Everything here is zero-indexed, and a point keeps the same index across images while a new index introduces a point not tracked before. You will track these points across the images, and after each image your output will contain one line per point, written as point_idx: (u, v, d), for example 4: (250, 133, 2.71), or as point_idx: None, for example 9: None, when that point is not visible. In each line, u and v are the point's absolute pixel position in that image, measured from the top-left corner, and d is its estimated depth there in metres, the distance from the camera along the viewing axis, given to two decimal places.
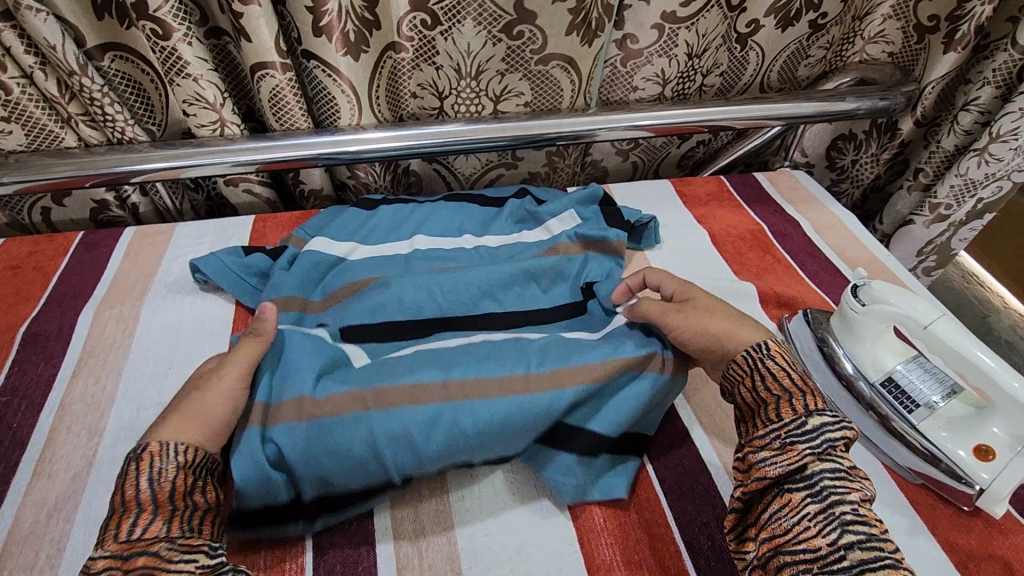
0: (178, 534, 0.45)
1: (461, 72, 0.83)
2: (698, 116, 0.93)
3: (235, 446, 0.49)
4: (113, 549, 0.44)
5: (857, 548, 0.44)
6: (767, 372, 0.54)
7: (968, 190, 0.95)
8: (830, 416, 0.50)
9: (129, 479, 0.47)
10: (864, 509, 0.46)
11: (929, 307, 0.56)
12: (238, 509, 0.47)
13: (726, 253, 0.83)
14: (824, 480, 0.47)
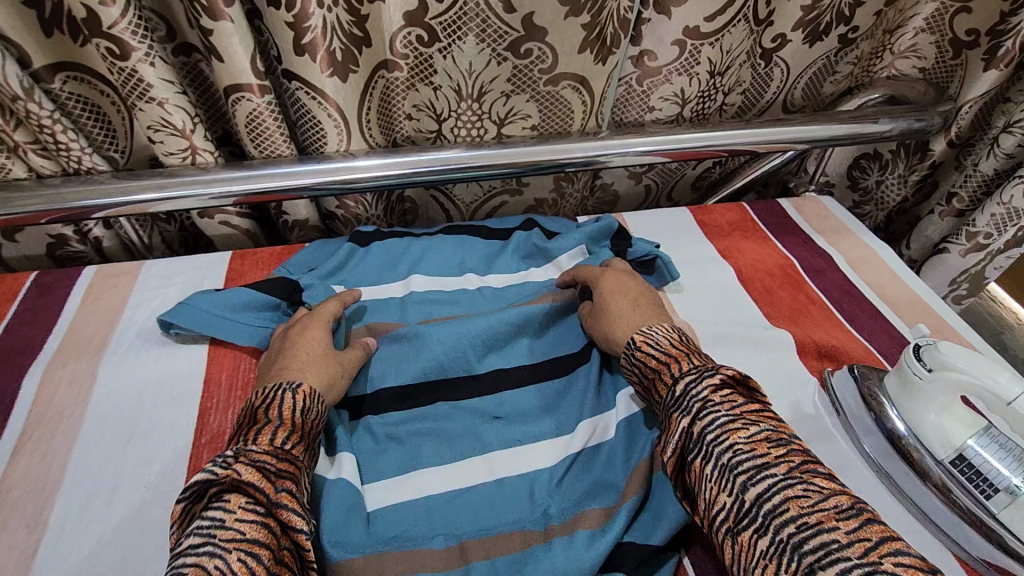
0: (247, 446, 0.46)
1: (461, 93, 0.75)
2: (720, 139, 0.85)
3: (307, 386, 0.53)
4: (265, 448, 0.46)
5: (750, 486, 0.44)
6: (636, 363, 0.56)
7: (1011, 219, 0.87)
8: (689, 377, 0.51)
9: (284, 401, 0.51)
10: (752, 444, 0.45)
11: (1010, 378, 0.48)
12: (304, 437, 0.50)
13: (755, 292, 0.75)
14: (707, 437, 0.47)
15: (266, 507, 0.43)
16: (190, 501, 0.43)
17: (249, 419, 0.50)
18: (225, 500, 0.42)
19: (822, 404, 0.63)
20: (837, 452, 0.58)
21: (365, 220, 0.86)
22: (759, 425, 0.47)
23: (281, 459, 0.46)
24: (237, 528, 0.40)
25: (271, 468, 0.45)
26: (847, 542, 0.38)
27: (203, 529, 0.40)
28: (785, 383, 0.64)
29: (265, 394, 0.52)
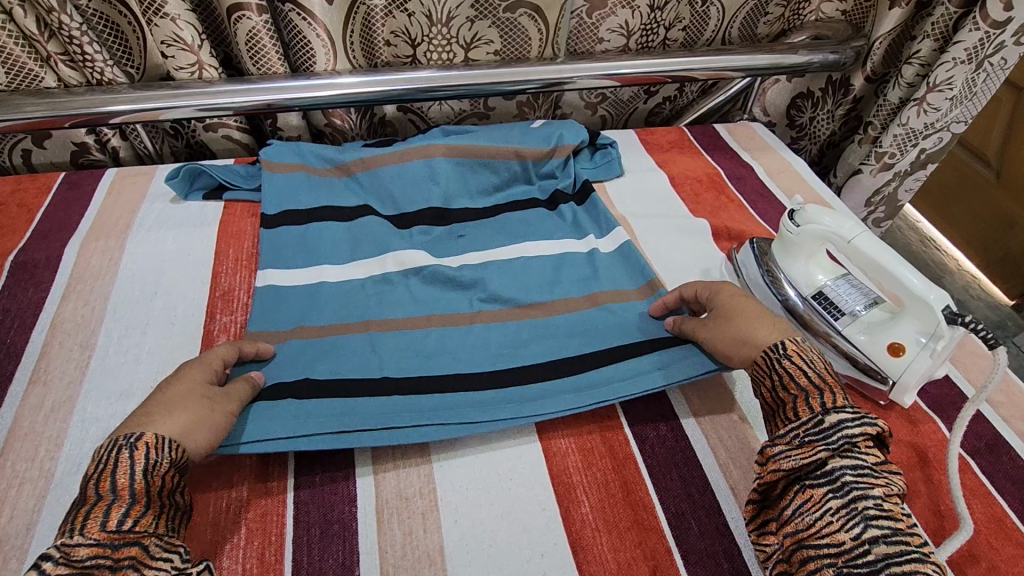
0: (74, 539, 0.41)
1: (432, 19, 0.87)
2: (660, 66, 0.98)
3: (152, 435, 0.46)
4: (95, 538, 0.41)
5: (881, 542, 0.43)
6: (782, 372, 0.53)
7: (910, 138, 1.01)
8: (846, 413, 0.50)
9: (119, 465, 0.45)
10: (888, 504, 0.46)
11: (854, 225, 0.62)
12: (151, 502, 0.44)
13: (683, 193, 0.88)
14: (847, 477, 0.47)
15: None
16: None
17: (84, 493, 0.44)
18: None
19: (728, 273, 0.76)
20: None
21: (350, 137, 0.98)
22: (893, 480, 0.48)
23: (114, 549, 0.41)
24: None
25: (103, 565, 0.41)
26: None
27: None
28: (698, 258, 0.78)
29: (99, 457, 0.45)
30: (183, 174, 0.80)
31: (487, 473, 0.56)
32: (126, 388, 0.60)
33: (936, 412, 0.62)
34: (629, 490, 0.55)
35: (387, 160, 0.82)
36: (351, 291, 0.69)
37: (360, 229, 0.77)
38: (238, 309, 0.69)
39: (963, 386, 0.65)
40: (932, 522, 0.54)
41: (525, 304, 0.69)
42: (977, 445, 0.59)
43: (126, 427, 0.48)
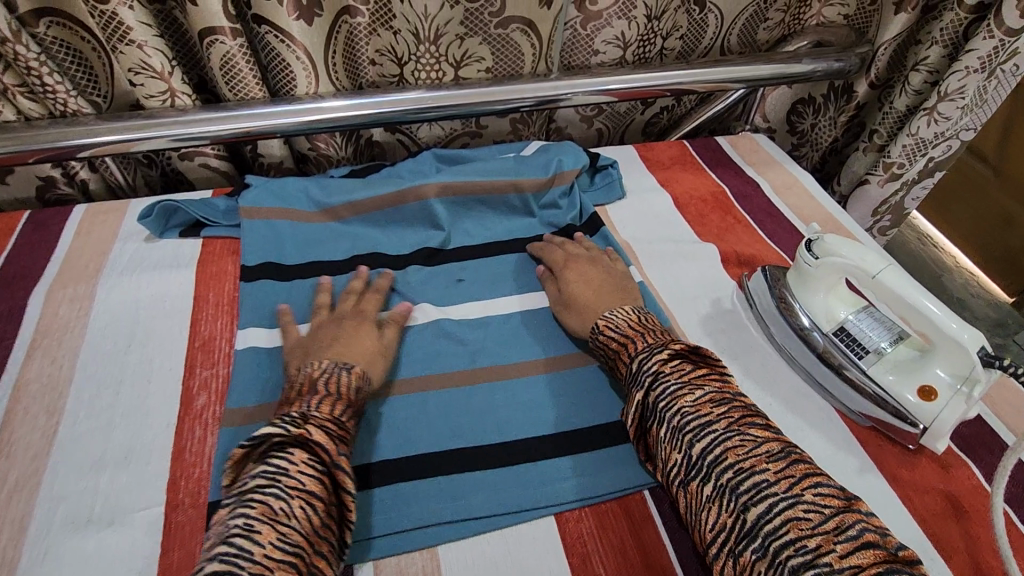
0: (309, 411, 0.51)
1: (419, 37, 0.81)
2: (658, 79, 0.93)
3: (360, 367, 0.58)
4: (324, 417, 0.52)
5: (699, 442, 0.50)
6: (601, 344, 0.62)
7: (919, 148, 0.97)
8: (643, 354, 0.57)
9: (342, 378, 0.56)
10: (695, 406, 0.52)
11: (877, 258, 0.58)
12: (354, 410, 0.55)
13: (688, 215, 0.84)
14: (659, 403, 0.53)
15: (327, 465, 0.48)
16: (251, 446, 0.48)
17: (308, 389, 0.55)
18: (290, 452, 0.47)
19: (739, 303, 0.72)
20: (748, 338, 0.69)
21: (336, 161, 0.92)
22: (703, 389, 0.54)
23: (338, 431, 0.51)
24: (297, 480, 0.46)
25: (330, 435, 0.50)
26: (775, 480, 0.46)
27: (267, 472, 0.46)
28: (708, 287, 0.74)
29: (321, 370, 0.56)
30: (157, 212, 0.75)
31: (499, 542, 0.52)
32: (97, 459, 0.55)
33: (968, 454, 0.59)
34: (650, 558, 0.51)
35: (378, 194, 0.77)
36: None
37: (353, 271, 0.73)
38: (220, 363, 0.63)
39: (998, 428, 0.61)
40: None
41: (533, 361, 0.66)
42: (1015, 493, 0.56)
43: (326, 355, 0.59)
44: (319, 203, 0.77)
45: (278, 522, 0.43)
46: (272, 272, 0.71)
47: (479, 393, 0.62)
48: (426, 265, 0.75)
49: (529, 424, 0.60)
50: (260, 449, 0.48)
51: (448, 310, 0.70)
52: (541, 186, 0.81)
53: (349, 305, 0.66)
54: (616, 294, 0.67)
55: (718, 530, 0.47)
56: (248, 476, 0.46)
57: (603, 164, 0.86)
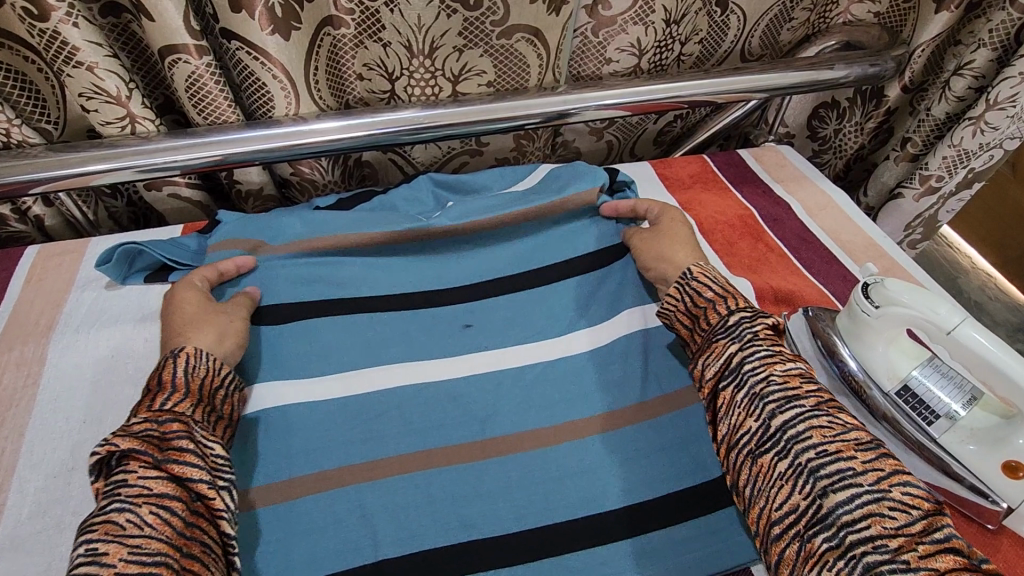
0: (130, 419, 0.47)
1: (412, 50, 0.72)
2: (676, 91, 0.85)
3: (192, 348, 0.53)
4: (147, 417, 0.47)
5: (779, 415, 0.47)
6: (692, 292, 0.59)
7: (961, 160, 0.89)
8: (743, 313, 0.55)
9: (168, 370, 0.51)
10: (786, 379, 0.49)
11: (950, 310, 0.50)
12: (196, 395, 0.50)
13: (715, 243, 0.76)
14: (746, 367, 0.51)
15: (159, 465, 0.44)
16: (95, 476, 0.45)
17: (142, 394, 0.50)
18: (122, 465, 0.44)
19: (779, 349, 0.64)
20: None
21: (322, 187, 0.84)
22: (795, 364, 0.51)
23: (163, 422, 0.47)
24: (137, 486, 0.43)
25: (154, 433, 0.46)
26: (862, 470, 0.43)
27: (106, 493, 0.43)
28: None
29: (155, 370, 0.52)
30: (118, 258, 0.65)
31: None
32: (43, 569, 0.46)
33: None
34: None
35: (369, 230, 0.69)
36: (336, 424, 0.56)
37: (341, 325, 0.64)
38: None
39: None
40: None
41: (551, 426, 0.57)
42: None
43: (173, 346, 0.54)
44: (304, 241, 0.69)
45: (126, 533, 0.40)
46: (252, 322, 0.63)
47: (490, 470, 0.54)
48: (425, 310, 0.66)
49: (550, 506, 0.52)
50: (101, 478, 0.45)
51: (451, 364, 0.62)
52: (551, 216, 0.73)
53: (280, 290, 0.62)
54: (692, 247, 0.68)
55: (785, 510, 0.44)
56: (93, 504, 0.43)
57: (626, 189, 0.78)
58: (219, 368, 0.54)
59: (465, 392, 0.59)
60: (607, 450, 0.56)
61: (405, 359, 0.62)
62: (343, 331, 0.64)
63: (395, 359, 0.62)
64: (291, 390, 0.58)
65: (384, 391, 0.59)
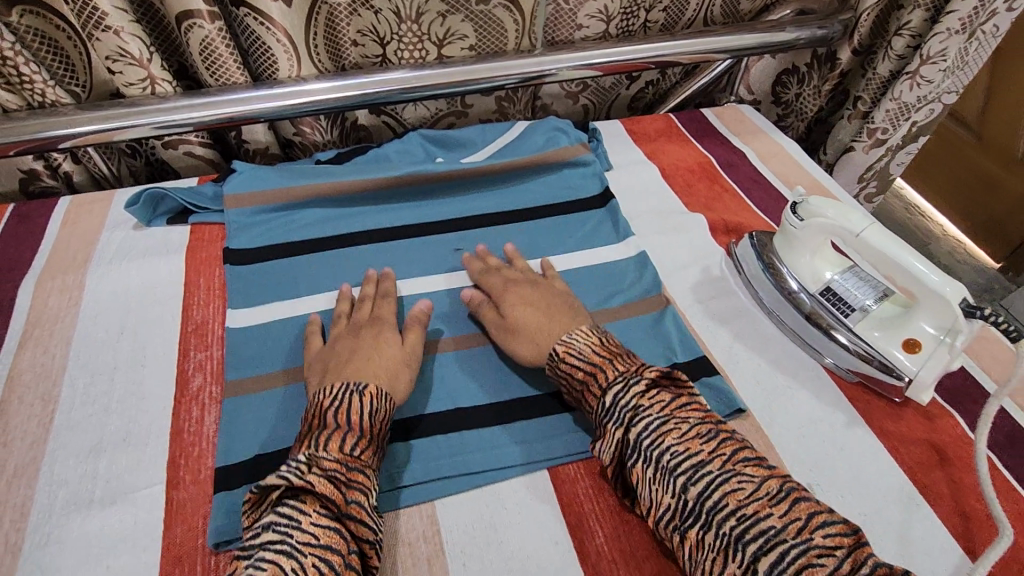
0: (318, 453, 0.48)
1: (401, 16, 0.81)
2: (642, 53, 0.94)
3: (374, 387, 0.53)
4: (335, 457, 0.48)
5: (690, 485, 0.46)
6: (563, 375, 0.57)
7: (902, 113, 0.98)
8: (617, 387, 0.52)
9: (353, 406, 0.51)
10: (683, 444, 0.48)
11: (860, 217, 0.59)
12: (371, 441, 0.51)
13: (675, 185, 0.85)
14: (643, 443, 0.49)
15: (336, 514, 0.45)
16: (265, 490, 0.46)
17: (319, 420, 0.51)
18: (300, 499, 0.45)
19: (729, 269, 0.73)
20: (737, 302, 0.70)
21: (321, 146, 0.92)
22: (686, 420, 0.50)
23: (351, 468, 0.48)
24: (309, 533, 0.43)
25: (341, 479, 0.47)
26: (782, 525, 0.42)
27: (278, 527, 0.43)
28: (697, 254, 0.75)
29: (332, 397, 0.52)
30: (145, 200, 0.75)
31: (498, 499, 0.53)
32: (95, 443, 0.55)
33: (953, 406, 0.61)
34: None
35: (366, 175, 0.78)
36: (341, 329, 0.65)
37: (343, 256, 0.73)
38: (213, 345, 0.64)
39: (982, 380, 0.63)
40: (959, 525, 0.52)
41: None
42: (997, 438, 0.58)
43: (345, 374, 0.55)
44: (308, 184, 0.77)
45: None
46: (267, 254, 0.72)
47: (475, 361, 0.63)
48: (416, 241, 0.75)
49: (525, 386, 0.61)
50: (275, 494, 0.46)
51: (440, 282, 0.70)
52: (527, 161, 0.82)
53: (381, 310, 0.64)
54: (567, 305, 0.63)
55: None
56: (258, 526, 0.44)
57: (601, 144, 0.89)
58: (390, 414, 0.54)
59: (453, 305, 0.68)
60: None
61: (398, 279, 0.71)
62: (345, 260, 0.72)
63: (391, 280, 0.70)
64: (304, 304, 0.67)
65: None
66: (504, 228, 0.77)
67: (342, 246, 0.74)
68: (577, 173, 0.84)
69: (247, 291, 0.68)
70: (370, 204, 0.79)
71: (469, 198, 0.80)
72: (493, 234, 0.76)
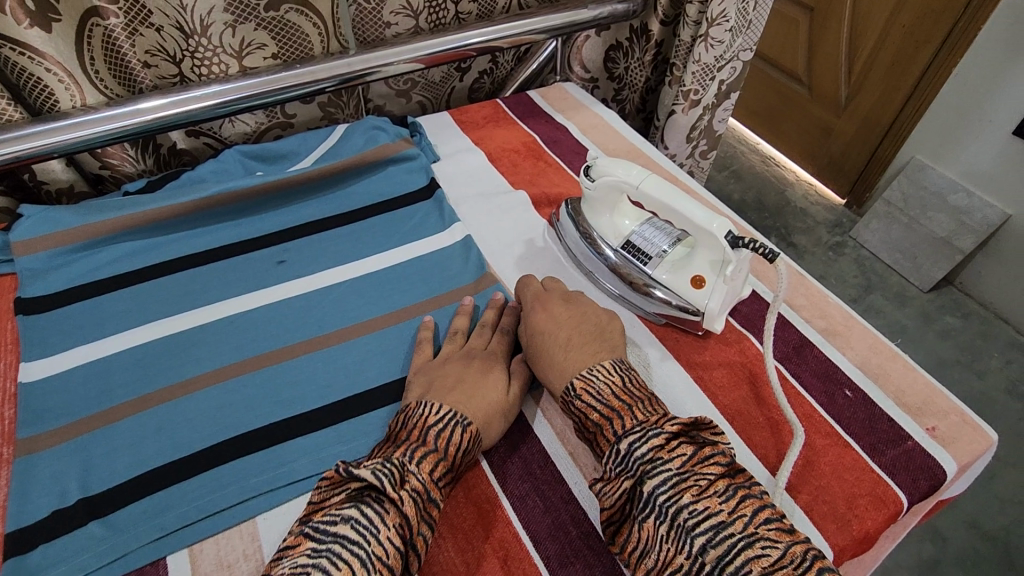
0: (409, 467, 0.47)
1: (186, 31, 0.78)
2: (455, 42, 0.96)
3: (476, 425, 0.52)
4: (424, 479, 0.47)
5: (710, 549, 0.42)
6: (578, 412, 0.53)
7: (707, 73, 1.06)
8: (633, 435, 0.48)
9: (455, 434, 0.51)
10: (704, 502, 0.43)
11: (639, 171, 0.64)
12: (454, 471, 0.50)
13: (501, 167, 0.87)
14: (659, 497, 0.45)
15: (407, 540, 0.44)
16: (350, 477, 0.46)
17: (419, 433, 0.50)
18: (381, 507, 0.44)
19: (550, 240, 0.77)
20: (560, 268, 0.73)
21: (134, 175, 0.88)
22: (706, 476, 0.46)
23: (430, 498, 0.47)
24: (383, 549, 0.42)
25: (417, 505, 0.46)
26: None
27: (361, 524, 0.43)
28: (522, 229, 0.78)
29: (439, 417, 0.51)
30: None
31: None
32: None
33: (748, 326, 0.67)
34: (471, 486, 0.53)
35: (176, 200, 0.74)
36: (151, 361, 0.61)
37: (153, 286, 0.69)
38: (4, 405, 0.58)
39: (765, 293, 0.70)
40: (755, 433, 0.57)
41: (352, 326, 0.66)
42: (786, 350, 0.64)
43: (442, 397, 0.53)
44: (107, 218, 0.72)
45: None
46: (65, 299, 0.67)
47: (298, 367, 0.61)
48: (235, 258, 0.72)
49: (351, 385, 0.60)
50: (363, 487, 0.46)
51: (262, 295, 0.68)
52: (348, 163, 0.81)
53: (478, 343, 0.62)
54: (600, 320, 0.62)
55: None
56: (337, 515, 0.43)
57: (428, 138, 0.91)
58: (480, 450, 0.54)
59: (274, 318, 0.66)
60: (402, 336, 0.65)
61: (216, 301, 0.68)
62: (155, 289, 0.68)
63: (207, 302, 0.67)
64: (109, 345, 0.63)
65: (191, 329, 0.65)
66: (329, 233, 0.76)
67: (152, 277, 0.70)
68: (401, 168, 0.84)
69: (40, 340, 0.63)
70: (182, 228, 0.75)
71: (291, 208, 0.79)
72: (318, 240, 0.75)
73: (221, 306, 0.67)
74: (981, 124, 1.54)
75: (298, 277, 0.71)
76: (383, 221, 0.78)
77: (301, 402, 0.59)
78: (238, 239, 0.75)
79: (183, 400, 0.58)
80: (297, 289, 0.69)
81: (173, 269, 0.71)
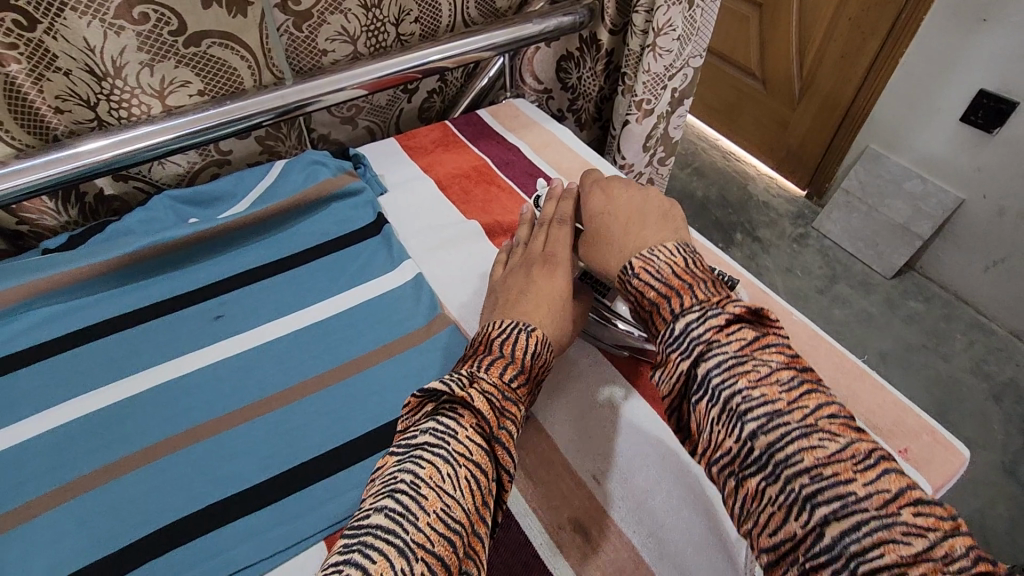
0: (481, 373, 0.50)
1: (99, 74, 0.72)
2: (396, 65, 0.92)
3: (540, 331, 0.56)
4: (496, 381, 0.50)
5: (761, 434, 0.40)
6: (636, 291, 0.51)
7: (658, 82, 1.05)
8: (691, 315, 0.46)
9: (519, 341, 0.54)
10: (762, 389, 0.41)
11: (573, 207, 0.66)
12: (526, 374, 0.53)
13: (452, 194, 0.84)
14: (713, 380, 0.43)
15: (490, 436, 0.47)
16: (425, 396, 0.48)
17: (486, 346, 0.54)
18: (458, 414, 0.47)
19: None
20: None
21: (57, 228, 0.82)
22: (768, 362, 0.43)
23: (508, 395, 0.50)
24: (464, 445, 0.45)
25: (496, 401, 0.48)
26: (866, 495, 0.36)
27: (439, 431, 0.45)
28: (476, 262, 0.74)
29: (502, 330, 0.55)
30: None
31: None
32: None
33: None
34: None
35: (99, 258, 0.69)
36: (73, 444, 0.56)
37: (76, 355, 0.63)
38: None
39: None
40: None
41: (298, 384, 0.62)
42: None
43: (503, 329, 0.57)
44: (19, 282, 0.66)
45: (445, 484, 0.42)
46: None
47: (239, 437, 0.57)
48: (168, 316, 0.67)
49: (298, 452, 0.56)
50: (438, 400, 0.48)
51: (198, 357, 0.64)
52: (289, 203, 0.77)
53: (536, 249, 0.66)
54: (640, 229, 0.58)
55: (779, 536, 0.38)
56: (417, 429, 0.46)
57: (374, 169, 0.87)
58: (549, 357, 0.57)
59: (212, 382, 0.61)
60: (353, 392, 0.61)
61: (147, 367, 0.63)
62: (78, 359, 0.63)
63: (137, 369, 0.62)
64: (25, 429, 0.57)
65: (119, 402, 0.59)
66: (271, 280, 0.71)
67: (75, 344, 0.64)
68: (346, 204, 0.80)
69: None
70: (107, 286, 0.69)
71: (228, 256, 0.74)
72: (259, 290, 0.70)
73: (152, 373, 0.62)
74: (930, 113, 1.57)
75: (238, 333, 0.66)
76: (328, 264, 0.73)
77: (243, 477, 0.54)
78: (171, 296, 0.69)
79: (110, 486, 0.53)
80: (238, 347, 0.65)
81: (97, 335, 0.65)
